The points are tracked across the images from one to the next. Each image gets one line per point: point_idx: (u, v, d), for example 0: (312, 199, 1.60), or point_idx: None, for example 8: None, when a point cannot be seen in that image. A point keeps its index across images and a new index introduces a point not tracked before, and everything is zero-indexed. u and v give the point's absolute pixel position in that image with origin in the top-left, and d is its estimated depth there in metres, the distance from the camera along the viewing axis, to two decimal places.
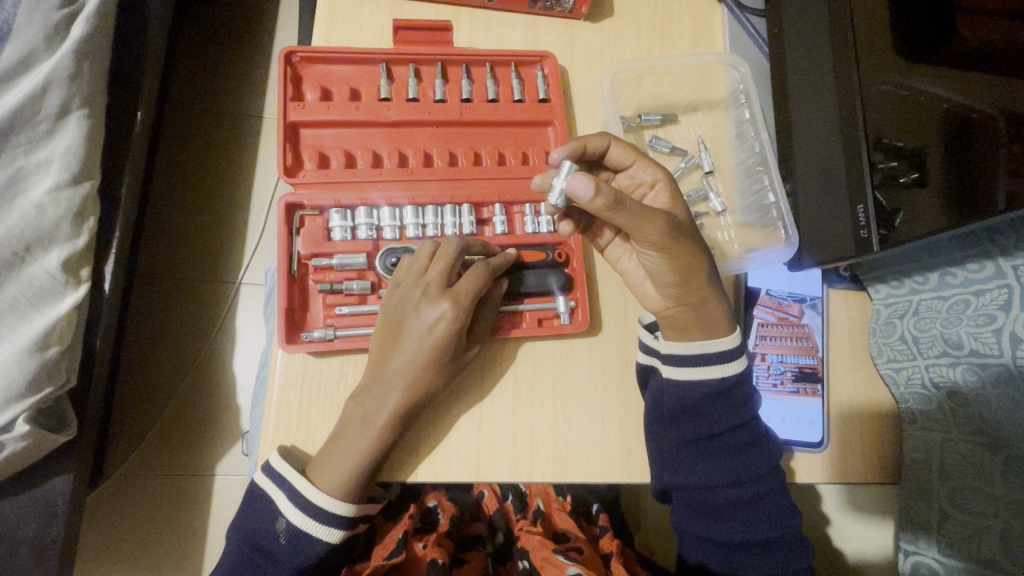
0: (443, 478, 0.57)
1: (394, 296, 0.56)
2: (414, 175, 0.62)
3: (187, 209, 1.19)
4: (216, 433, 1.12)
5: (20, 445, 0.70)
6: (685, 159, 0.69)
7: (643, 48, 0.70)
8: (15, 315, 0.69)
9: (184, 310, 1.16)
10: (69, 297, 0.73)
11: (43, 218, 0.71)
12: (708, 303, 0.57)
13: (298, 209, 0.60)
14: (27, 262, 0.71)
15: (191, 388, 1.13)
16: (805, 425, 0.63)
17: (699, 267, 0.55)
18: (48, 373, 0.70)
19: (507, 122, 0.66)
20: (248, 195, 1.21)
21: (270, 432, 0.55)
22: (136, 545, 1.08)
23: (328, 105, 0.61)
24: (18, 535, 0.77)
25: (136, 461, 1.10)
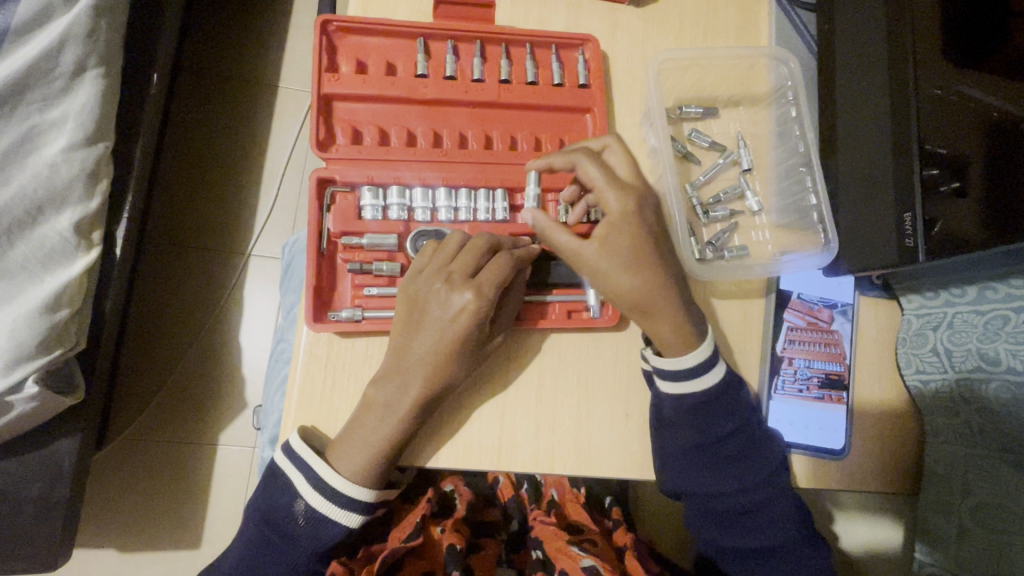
0: (463, 466, 0.56)
1: (415, 283, 0.54)
2: (449, 156, 0.61)
3: (199, 177, 1.17)
4: (223, 404, 1.12)
5: (29, 405, 0.69)
6: (723, 155, 0.67)
7: (686, 37, 0.67)
8: (27, 275, 0.68)
9: (194, 279, 1.14)
10: (80, 260, 0.72)
11: (55, 177, 0.69)
12: (670, 319, 0.55)
13: (330, 184, 0.58)
14: (39, 222, 0.69)
15: (198, 358, 1.12)
16: (828, 432, 0.63)
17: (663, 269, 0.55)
18: (58, 335, 0.69)
19: (545, 106, 0.64)
20: (262, 165, 1.19)
21: (292, 411, 0.55)
22: (140, 511, 1.08)
23: (363, 78, 0.59)
24: (24, 493, 0.77)
25: (141, 428, 1.09)
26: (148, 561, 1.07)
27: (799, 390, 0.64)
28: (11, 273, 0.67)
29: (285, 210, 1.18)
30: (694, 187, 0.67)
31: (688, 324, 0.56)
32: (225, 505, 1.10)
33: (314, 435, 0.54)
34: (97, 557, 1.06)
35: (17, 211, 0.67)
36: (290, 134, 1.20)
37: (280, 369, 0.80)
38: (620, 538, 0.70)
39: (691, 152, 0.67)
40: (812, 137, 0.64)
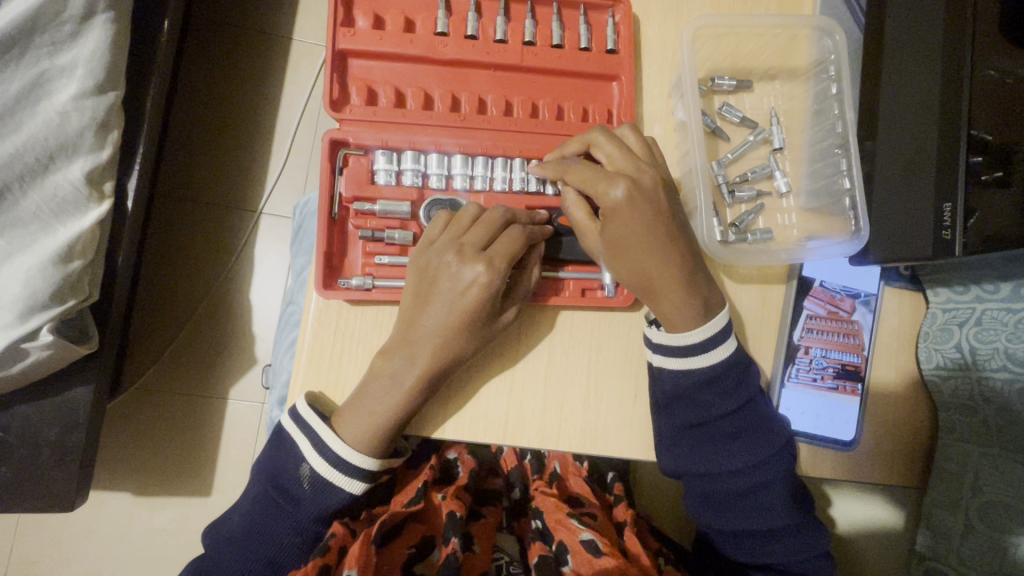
0: (470, 438, 0.56)
1: (420, 256, 0.53)
2: (467, 121, 0.57)
3: (210, 131, 1.15)
4: (231, 360, 1.13)
5: (44, 353, 0.69)
6: (754, 132, 0.64)
7: (724, 3, 0.63)
8: (39, 225, 0.68)
9: (205, 235, 1.14)
10: (92, 212, 0.71)
11: (67, 125, 0.68)
12: (668, 295, 0.53)
13: (342, 146, 0.55)
14: (50, 171, 0.68)
15: (207, 313, 1.13)
16: (840, 423, 0.62)
17: (664, 248, 0.52)
18: (71, 286, 0.69)
19: (570, 72, 0.60)
20: (272, 120, 1.16)
21: (301, 375, 0.54)
22: (152, 458, 1.11)
23: (381, 35, 0.56)
24: (42, 436, 0.79)
25: (151, 378, 1.11)
26: (161, 506, 1.11)
27: (814, 379, 0.63)
28: (25, 224, 0.68)
29: (297, 168, 1.16)
30: (722, 164, 0.64)
31: (682, 303, 0.53)
32: (236, 459, 1.13)
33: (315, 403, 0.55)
34: (112, 500, 1.10)
35: (28, 158, 0.66)
36: (303, 90, 1.17)
37: (288, 332, 0.81)
38: (619, 514, 0.71)
39: (720, 128, 0.64)
40: (851, 116, 0.59)
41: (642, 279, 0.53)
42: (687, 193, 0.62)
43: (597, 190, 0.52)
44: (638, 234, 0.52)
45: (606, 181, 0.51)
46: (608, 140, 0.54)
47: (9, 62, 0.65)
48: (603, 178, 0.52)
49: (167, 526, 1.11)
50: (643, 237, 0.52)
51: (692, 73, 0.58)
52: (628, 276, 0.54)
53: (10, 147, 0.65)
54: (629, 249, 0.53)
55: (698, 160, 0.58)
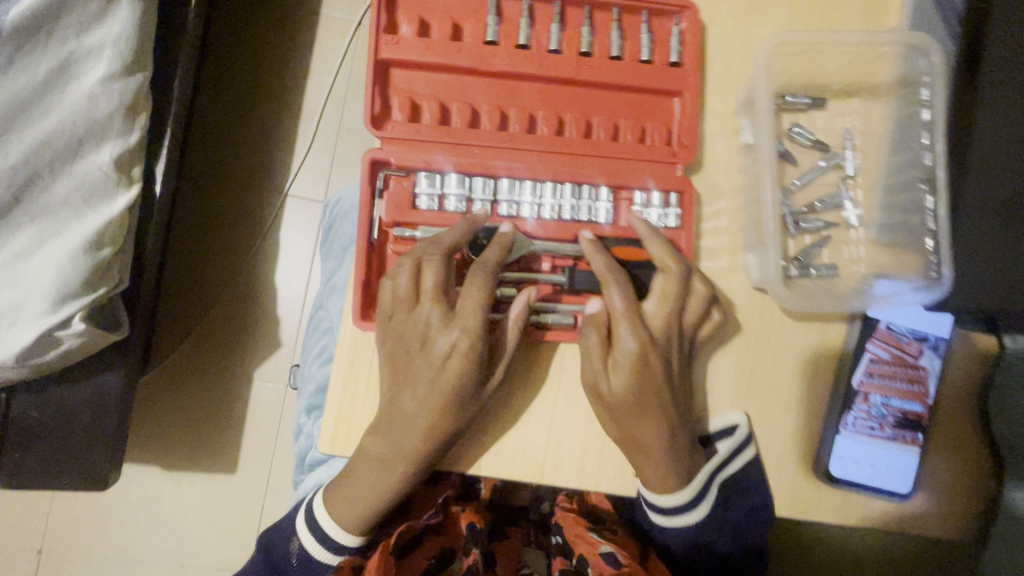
0: (507, 475, 0.55)
1: (438, 339, 0.49)
2: (516, 141, 0.53)
3: (237, 113, 1.11)
4: (258, 343, 1.13)
5: (76, 342, 0.67)
6: (825, 157, 0.59)
7: (800, 10, 0.57)
8: (69, 211, 0.66)
9: (232, 219, 1.12)
10: (122, 197, 0.69)
11: (94, 109, 0.65)
12: (649, 442, 0.53)
13: (383, 167, 0.52)
14: (80, 156, 0.66)
15: (234, 295, 1.13)
16: (896, 475, 0.59)
17: (653, 429, 0.53)
18: (101, 273, 0.67)
19: (629, 87, 0.55)
20: (300, 102, 1.13)
21: (335, 404, 0.53)
22: (181, 438, 1.13)
23: (426, 43, 0.52)
24: (75, 422, 0.78)
25: (180, 359, 1.12)
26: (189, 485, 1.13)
27: (872, 428, 0.59)
28: (55, 210, 0.65)
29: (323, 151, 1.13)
30: (787, 192, 0.58)
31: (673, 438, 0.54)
32: (259, 443, 1.14)
33: (346, 435, 0.53)
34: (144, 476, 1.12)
35: (57, 144, 0.64)
36: (332, 70, 1.13)
37: (318, 337, 0.80)
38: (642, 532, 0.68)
39: (788, 151, 0.59)
40: (942, 150, 0.53)
41: (627, 433, 0.53)
42: (749, 223, 0.57)
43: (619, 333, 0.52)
44: (643, 391, 0.52)
45: (630, 327, 0.52)
46: (667, 276, 0.53)
47: (36, 43, 0.63)
48: (632, 324, 0.52)
49: (196, 504, 1.13)
50: (645, 394, 0.52)
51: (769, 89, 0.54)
52: (609, 407, 0.53)
53: (39, 135, 0.63)
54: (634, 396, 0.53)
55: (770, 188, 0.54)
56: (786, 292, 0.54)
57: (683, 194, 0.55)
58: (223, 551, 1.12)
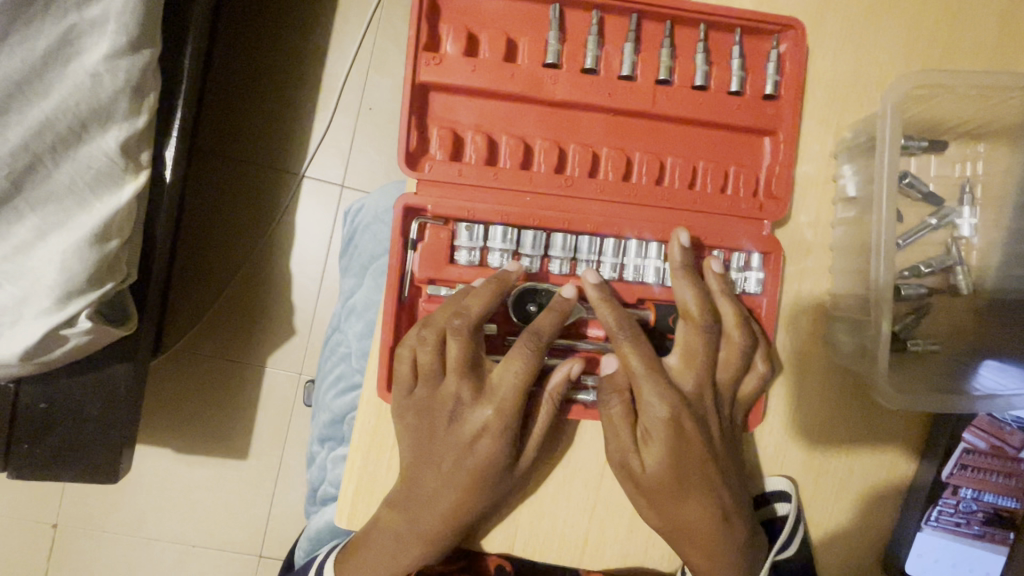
0: (543, 556, 0.49)
1: (467, 420, 0.44)
2: (575, 187, 0.45)
3: (250, 81, 0.97)
4: (271, 334, 1.00)
5: (84, 339, 0.57)
6: (938, 214, 0.49)
7: (925, 29, 0.47)
8: (74, 200, 0.53)
9: (244, 197, 0.98)
10: (129, 186, 0.56)
11: (98, 89, 0.51)
12: (698, 529, 0.45)
13: (418, 214, 0.44)
14: (83, 140, 0.52)
15: (246, 282, 0.99)
16: (974, 572, 0.53)
17: (691, 498, 0.45)
18: (109, 266, 0.56)
19: (712, 122, 0.47)
20: (318, 73, 0.98)
21: (353, 476, 0.47)
22: (184, 433, 1.01)
23: (474, 65, 0.43)
24: (83, 425, 0.67)
25: (186, 347, 0.99)
26: (193, 488, 1.01)
27: (957, 523, 0.51)
28: (55, 195, 0.52)
29: (342, 131, 0.98)
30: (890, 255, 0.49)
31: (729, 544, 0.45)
32: (265, 445, 1.01)
33: (364, 510, 0.47)
34: (147, 476, 1.01)
35: (60, 127, 0.51)
36: (353, 40, 0.97)
37: (334, 362, 0.73)
38: None
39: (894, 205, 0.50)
40: None
41: (667, 518, 0.45)
42: (838, 284, 0.49)
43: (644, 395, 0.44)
44: (674, 463, 0.44)
45: (652, 388, 0.44)
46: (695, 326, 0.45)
47: (29, 14, 0.48)
48: (653, 384, 0.44)
49: (204, 507, 1.02)
50: (674, 465, 0.44)
51: (899, 137, 0.41)
52: (644, 489, 0.45)
53: (40, 115, 0.50)
54: (670, 469, 0.44)
55: (882, 259, 0.42)
56: (887, 385, 0.43)
57: (768, 256, 0.47)
58: (222, 559, 1.01)
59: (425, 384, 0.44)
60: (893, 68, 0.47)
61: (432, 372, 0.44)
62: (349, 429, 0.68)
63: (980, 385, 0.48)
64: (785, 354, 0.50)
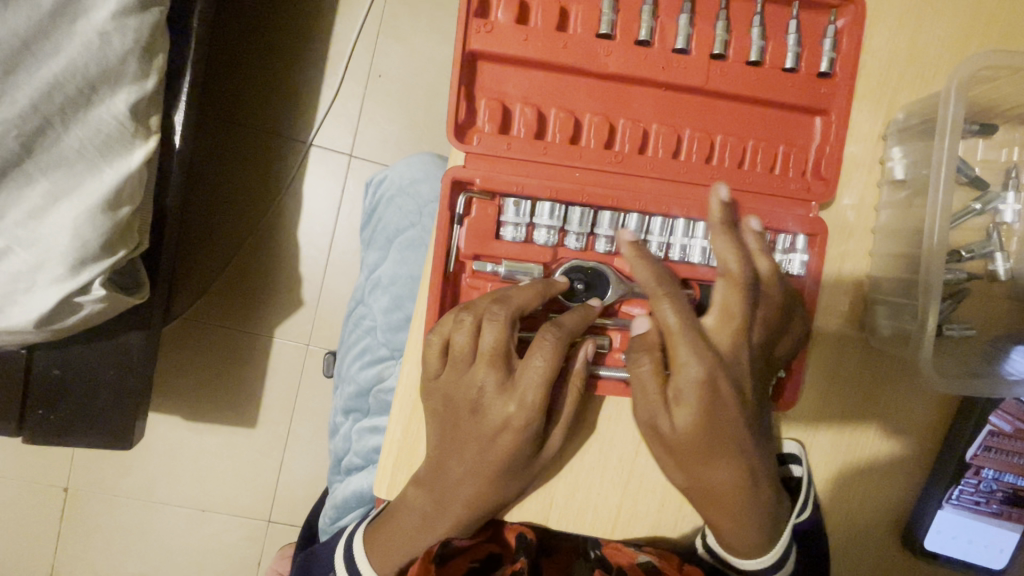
0: (575, 529, 0.49)
1: (494, 406, 0.43)
2: (625, 163, 0.45)
3: (260, 44, 0.94)
4: (279, 304, 0.99)
5: (97, 307, 0.56)
6: (982, 200, 0.49)
7: (982, 8, 0.46)
8: (85, 166, 0.51)
9: (252, 164, 0.95)
10: (139, 150, 0.54)
11: (107, 48, 0.49)
12: (733, 506, 0.45)
13: (465, 187, 0.44)
14: (92, 103, 0.51)
15: (254, 251, 0.98)
16: (991, 550, 0.54)
17: (716, 469, 0.44)
18: (121, 234, 0.54)
19: (763, 100, 0.46)
20: (328, 35, 0.94)
21: (393, 448, 0.47)
22: (195, 402, 1.01)
23: (527, 35, 0.43)
24: (95, 390, 0.66)
25: (196, 316, 0.99)
26: (204, 455, 1.02)
27: (976, 502, 0.52)
28: (63, 160, 0.51)
29: (353, 97, 0.95)
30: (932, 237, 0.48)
31: (769, 523, 0.46)
32: (275, 413, 1.01)
33: (404, 482, 0.48)
34: (159, 442, 1.02)
35: (68, 88, 0.49)
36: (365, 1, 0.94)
37: (357, 335, 0.73)
38: None
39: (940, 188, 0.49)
40: None
41: (690, 477, 0.45)
42: (878, 268, 0.48)
43: (678, 352, 0.42)
44: (713, 442, 0.44)
45: (685, 346, 0.42)
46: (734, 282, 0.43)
47: None
48: (688, 342, 0.42)
49: (213, 473, 1.02)
50: (710, 442, 0.44)
51: (960, 120, 0.41)
52: (670, 447, 0.44)
53: (47, 76, 0.48)
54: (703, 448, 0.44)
55: (937, 240, 0.42)
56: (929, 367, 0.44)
57: (813, 238, 0.48)
58: (233, 522, 1.03)
59: (458, 364, 0.43)
60: (950, 47, 0.46)
61: (463, 355, 0.42)
62: (375, 402, 0.69)
63: (1010, 371, 0.48)
64: (823, 333, 0.50)
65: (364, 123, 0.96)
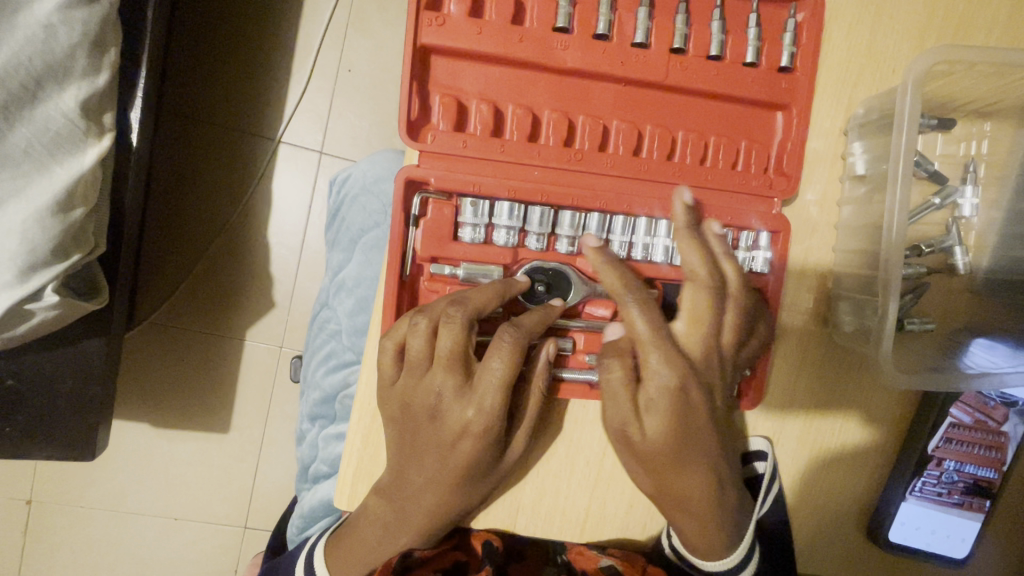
0: (543, 534, 0.48)
1: (451, 412, 0.41)
2: (585, 161, 0.44)
3: (221, 37, 0.90)
4: (246, 306, 0.96)
5: (51, 315, 0.53)
6: (941, 194, 0.49)
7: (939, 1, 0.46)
8: (33, 164, 0.48)
9: (215, 162, 0.92)
10: (93, 150, 0.51)
11: (52, 42, 0.47)
12: (700, 508, 0.44)
13: (420, 187, 0.42)
14: (40, 100, 0.48)
15: (218, 252, 0.94)
16: (954, 540, 0.54)
17: (682, 471, 0.43)
18: (74, 238, 0.51)
19: (724, 95, 0.46)
20: (290, 28, 0.91)
21: (352, 457, 0.46)
22: (163, 409, 0.98)
23: (481, 28, 0.41)
24: (45, 400, 0.63)
25: (160, 320, 0.95)
26: (172, 463, 0.99)
27: (938, 493, 0.53)
28: (11, 160, 0.48)
29: (318, 92, 0.92)
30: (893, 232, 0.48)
31: (736, 521, 0.45)
32: (246, 419, 0.98)
33: (365, 493, 0.46)
34: (125, 451, 0.98)
35: (12, 84, 0.46)
36: None
37: (323, 339, 0.71)
38: None
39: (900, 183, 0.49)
40: None
41: (655, 483, 0.44)
42: (841, 263, 0.48)
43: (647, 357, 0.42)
44: (677, 443, 0.43)
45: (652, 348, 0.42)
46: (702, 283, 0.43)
47: None
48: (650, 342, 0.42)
49: (183, 482, 0.99)
50: (674, 443, 0.43)
51: (917, 113, 0.41)
52: (639, 454, 0.43)
53: None
54: (667, 451, 0.43)
55: (895, 235, 0.42)
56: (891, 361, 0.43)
57: (777, 234, 0.47)
58: (205, 532, 1.00)
59: (414, 370, 0.41)
60: (909, 41, 0.46)
61: (420, 360, 0.41)
62: (342, 408, 0.67)
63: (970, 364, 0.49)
64: (783, 333, 0.50)
65: (330, 119, 0.93)
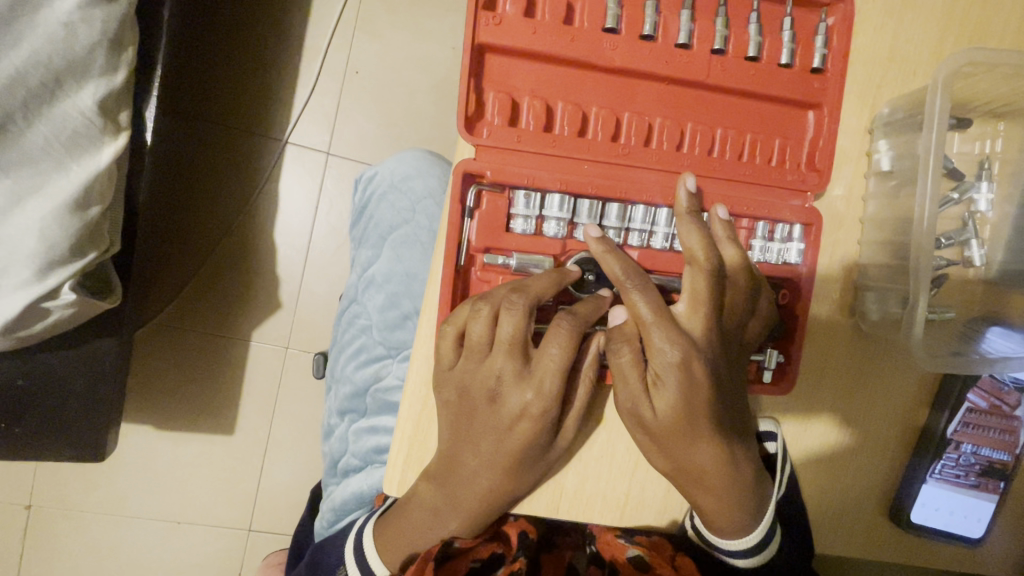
0: (586, 518, 0.50)
1: (510, 396, 0.43)
2: (631, 156, 0.46)
3: (237, 37, 0.91)
4: (257, 306, 0.96)
5: (67, 314, 0.53)
6: (959, 189, 0.52)
7: (959, 8, 0.49)
8: (48, 162, 0.49)
9: (228, 161, 0.92)
10: (108, 149, 0.51)
11: (73, 40, 0.47)
12: (739, 488, 0.46)
13: (475, 180, 0.44)
14: (58, 97, 0.48)
15: (229, 251, 0.94)
16: (972, 520, 0.56)
17: (694, 451, 0.44)
18: (90, 235, 0.51)
19: (760, 95, 0.48)
20: (306, 29, 0.92)
21: (403, 443, 0.47)
22: (172, 408, 0.97)
23: (535, 28, 0.43)
24: (63, 398, 0.62)
25: (171, 318, 0.95)
26: (180, 463, 0.98)
27: (957, 475, 0.55)
28: (24, 154, 0.48)
29: (332, 92, 0.93)
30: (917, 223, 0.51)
31: (754, 498, 0.47)
32: (253, 419, 0.98)
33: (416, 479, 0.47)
34: (131, 451, 0.98)
35: (31, 81, 0.46)
36: None
37: (351, 334, 0.72)
38: None
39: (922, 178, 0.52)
40: None
41: (678, 464, 0.45)
42: (868, 255, 0.51)
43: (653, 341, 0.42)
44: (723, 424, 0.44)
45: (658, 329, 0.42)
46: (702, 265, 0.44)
47: None
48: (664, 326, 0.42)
49: (190, 482, 0.99)
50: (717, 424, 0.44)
51: (946, 111, 0.43)
52: (651, 437, 0.44)
53: (10, 68, 0.45)
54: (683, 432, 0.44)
55: (925, 226, 0.44)
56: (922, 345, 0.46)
57: (808, 226, 0.50)
58: (211, 534, 0.99)
59: (474, 355, 0.43)
60: (931, 45, 0.49)
61: (480, 345, 0.42)
62: (373, 401, 0.68)
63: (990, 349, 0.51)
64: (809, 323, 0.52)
65: (342, 120, 0.94)
